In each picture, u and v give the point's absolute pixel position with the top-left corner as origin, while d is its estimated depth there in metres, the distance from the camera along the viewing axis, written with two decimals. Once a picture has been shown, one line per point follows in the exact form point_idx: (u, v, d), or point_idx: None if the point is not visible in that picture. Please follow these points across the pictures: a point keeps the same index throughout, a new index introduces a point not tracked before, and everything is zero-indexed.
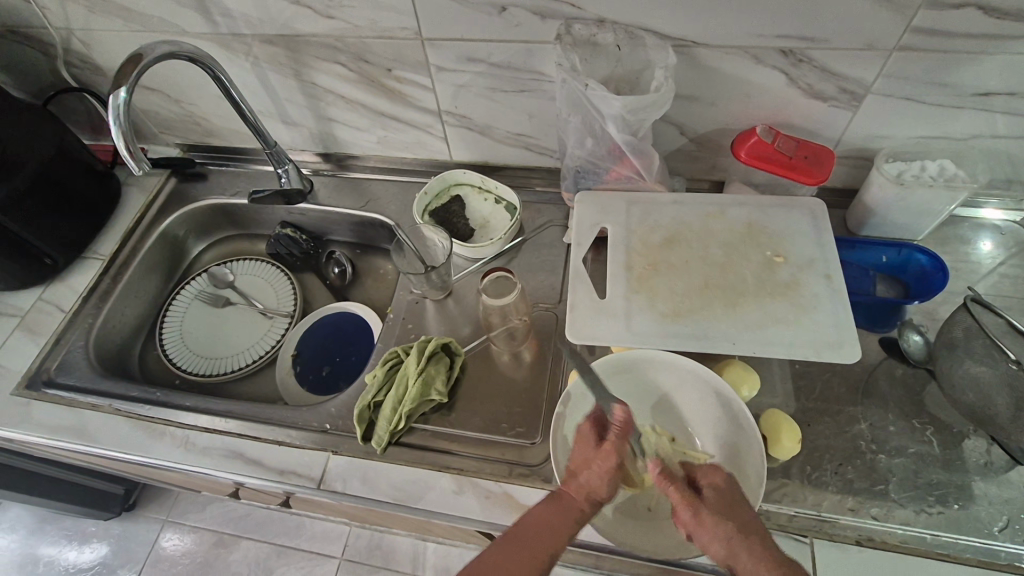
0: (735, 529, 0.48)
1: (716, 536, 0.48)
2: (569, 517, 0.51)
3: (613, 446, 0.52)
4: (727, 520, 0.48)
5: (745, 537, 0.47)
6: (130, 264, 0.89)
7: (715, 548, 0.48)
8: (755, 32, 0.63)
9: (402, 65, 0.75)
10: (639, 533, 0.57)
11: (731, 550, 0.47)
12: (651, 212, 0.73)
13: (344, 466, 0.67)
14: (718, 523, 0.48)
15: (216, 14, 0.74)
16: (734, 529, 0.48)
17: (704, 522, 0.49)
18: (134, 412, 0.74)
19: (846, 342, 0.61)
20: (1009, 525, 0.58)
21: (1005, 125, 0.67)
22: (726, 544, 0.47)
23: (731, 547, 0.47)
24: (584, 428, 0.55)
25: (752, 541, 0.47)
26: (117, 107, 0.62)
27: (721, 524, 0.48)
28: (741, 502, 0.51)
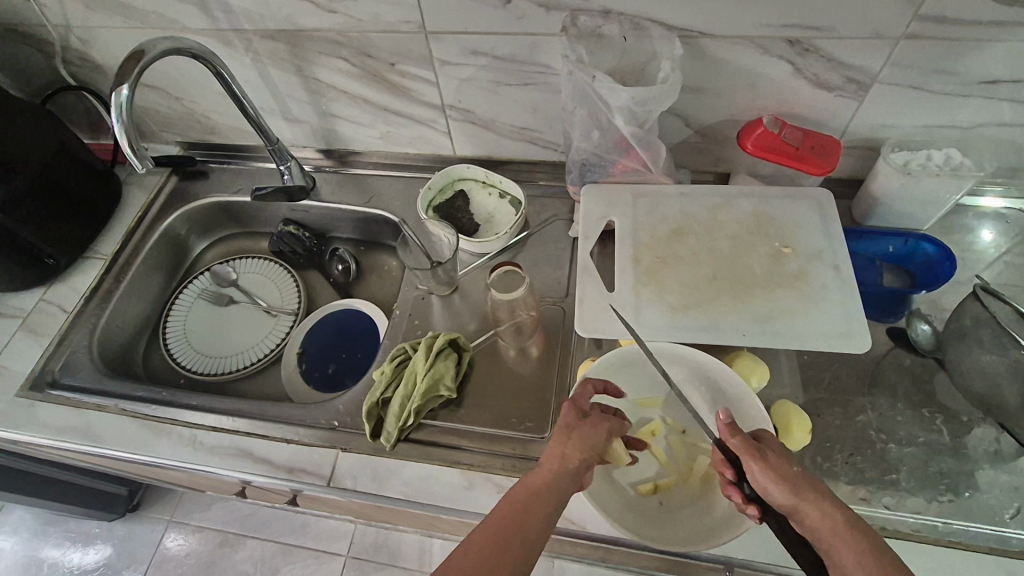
0: (801, 475, 0.49)
1: (783, 480, 0.48)
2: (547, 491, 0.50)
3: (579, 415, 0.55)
4: (792, 465, 0.49)
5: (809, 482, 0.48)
6: (132, 263, 0.88)
7: (779, 491, 0.48)
8: (762, 21, 0.63)
9: (405, 60, 0.75)
10: (659, 528, 0.57)
11: (800, 492, 0.47)
12: (658, 204, 0.73)
13: (353, 463, 0.67)
14: (786, 467, 0.49)
15: (217, 9, 0.73)
16: (800, 474, 0.49)
17: (769, 466, 0.49)
18: (140, 412, 0.73)
19: (856, 332, 0.61)
20: (1019, 512, 0.58)
21: (1012, 113, 0.67)
22: (792, 488, 0.48)
23: (798, 490, 0.47)
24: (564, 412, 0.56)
25: (817, 487, 0.48)
26: (120, 105, 0.62)
27: (788, 470, 0.49)
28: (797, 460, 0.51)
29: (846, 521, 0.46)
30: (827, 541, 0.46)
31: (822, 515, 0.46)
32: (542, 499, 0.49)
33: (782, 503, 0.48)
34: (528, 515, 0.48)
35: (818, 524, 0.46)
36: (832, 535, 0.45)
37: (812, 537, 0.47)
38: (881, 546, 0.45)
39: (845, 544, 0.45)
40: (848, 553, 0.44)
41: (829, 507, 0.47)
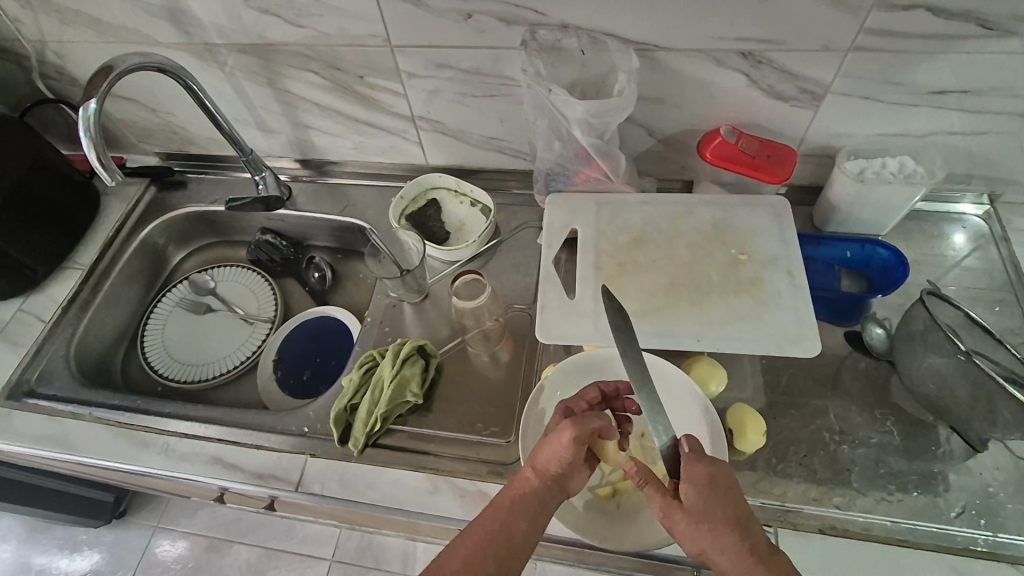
0: (717, 525, 0.49)
1: (696, 536, 0.50)
2: (524, 499, 0.53)
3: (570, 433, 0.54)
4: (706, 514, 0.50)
5: (727, 532, 0.49)
6: (110, 273, 0.90)
7: (692, 543, 0.50)
8: (716, 34, 0.65)
9: (373, 72, 0.77)
10: (617, 531, 0.59)
11: (715, 545, 0.49)
12: (620, 212, 0.75)
13: (322, 469, 0.68)
14: (698, 524, 0.50)
15: (188, 24, 0.75)
16: (718, 527, 0.49)
17: (683, 521, 0.50)
18: (115, 419, 0.74)
19: (806, 336, 0.63)
20: (965, 510, 0.60)
21: (962, 122, 0.69)
22: (700, 539, 0.49)
23: (712, 541, 0.49)
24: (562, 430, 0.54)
25: (735, 538, 0.49)
26: (87, 118, 0.63)
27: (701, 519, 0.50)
28: (720, 499, 0.50)
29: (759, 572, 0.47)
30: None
31: (738, 561, 0.48)
32: (522, 507, 0.52)
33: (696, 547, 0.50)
34: (508, 527, 0.51)
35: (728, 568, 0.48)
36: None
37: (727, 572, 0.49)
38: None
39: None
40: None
41: (741, 559, 0.48)
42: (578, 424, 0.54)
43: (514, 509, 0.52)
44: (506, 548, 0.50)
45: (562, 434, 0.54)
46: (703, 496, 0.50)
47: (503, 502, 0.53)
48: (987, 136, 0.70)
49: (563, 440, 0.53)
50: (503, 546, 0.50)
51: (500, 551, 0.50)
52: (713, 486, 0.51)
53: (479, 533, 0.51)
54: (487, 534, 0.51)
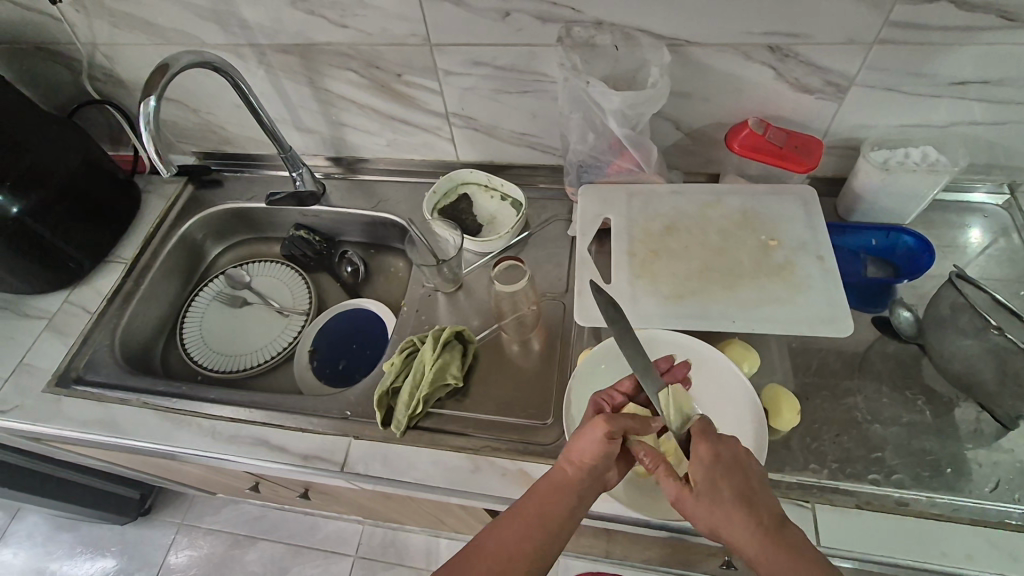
0: (723, 502, 0.51)
1: (707, 515, 0.52)
2: (563, 490, 0.54)
3: (602, 428, 0.54)
4: (714, 496, 0.52)
5: (737, 511, 0.51)
6: (151, 266, 0.93)
7: (705, 523, 0.52)
8: (744, 29, 0.67)
9: (411, 70, 0.80)
10: (640, 497, 0.61)
11: (723, 524, 0.51)
12: (651, 202, 0.77)
13: (365, 450, 0.70)
14: (708, 502, 0.52)
15: (234, 25, 0.78)
16: (728, 504, 0.51)
17: (694, 501, 0.52)
18: (161, 405, 0.76)
19: (838, 317, 0.64)
20: (998, 485, 0.61)
21: (982, 112, 0.71)
22: (710, 519, 0.52)
23: (722, 518, 0.51)
24: (595, 425, 0.55)
25: (744, 517, 0.51)
26: (148, 113, 0.66)
27: (708, 499, 0.52)
28: (727, 475, 0.53)
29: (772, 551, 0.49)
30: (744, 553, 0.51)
31: (750, 541, 0.50)
32: (561, 496, 0.53)
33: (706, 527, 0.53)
34: (548, 513, 0.53)
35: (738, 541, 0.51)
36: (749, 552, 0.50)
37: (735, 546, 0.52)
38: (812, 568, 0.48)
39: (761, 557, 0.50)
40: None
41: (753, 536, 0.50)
42: (613, 424, 0.54)
43: (554, 497, 0.53)
44: (547, 536, 0.52)
45: (594, 431, 0.54)
46: (709, 476, 0.52)
47: (543, 491, 0.54)
48: (1008, 126, 0.72)
49: (595, 437, 0.54)
50: (543, 535, 0.52)
51: (539, 541, 0.52)
52: (717, 464, 0.53)
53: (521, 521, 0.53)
54: (523, 524, 0.52)
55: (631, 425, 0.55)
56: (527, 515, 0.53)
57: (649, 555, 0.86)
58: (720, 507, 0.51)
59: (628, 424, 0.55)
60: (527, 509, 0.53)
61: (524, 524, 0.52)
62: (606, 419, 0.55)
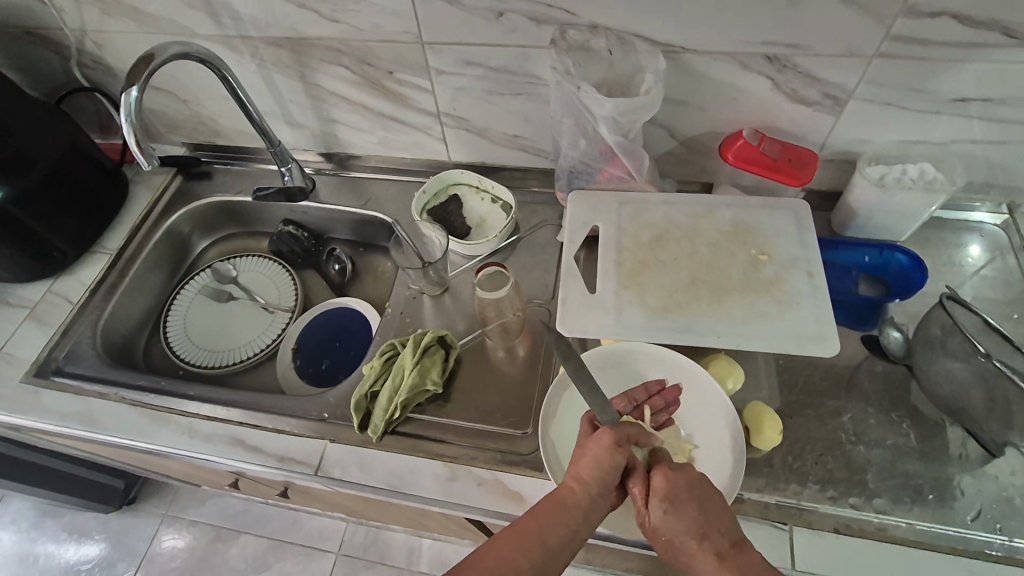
0: (679, 531, 0.51)
1: (666, 545, 0.52)
2: (567, 509, 0.52)
3: (608, 435, 0.55)
4: (672, 526, 0.51)
5: (693, 540, 0.50)
6: (137, 257, 0.92)
7: (667, 552, 0.53)
8: (742, 38, 0.66)
9: (403, 68, 0.78)
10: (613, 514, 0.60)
11: (682, 551, 0.51)
12: (642, 211, 0.76)
13: (341, 453, 0.69)
14: (665, 532, 0.52)
15: (225, 17, 0.77)
16: (683, 533, 0.51)
17: (652, 531, 0.53)
18: (139, 400, 0.76)
19: (826, 336, 0.63)
20: (980, 514, 0.60)
21: (982, 131, 0.70)
22: (670, 547, 0.52)
23: (680, 548, 0.51)
24: (602, 434, 0.55)
25: (698, 550, 0.50)
26: (129, 106, 0.65)
27: (667, 528, 0.52)
28: (685, 505, 0.52)
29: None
30: None
31: (709, 569, 0.49)
32: (563, 514, 0.52)
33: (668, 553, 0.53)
34: (547, 529, 0.51)
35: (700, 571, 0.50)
36: None
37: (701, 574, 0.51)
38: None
39: None
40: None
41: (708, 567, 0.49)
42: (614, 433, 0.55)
43: (557, 514, 0.52)
44: (547, 555, 0.51)
45: (600, 440, 0.55)
46: (666, 506, 0.52)
47: (548, 509, 0.53)
48: (1007, 145, 0.71)
49: (602, 447, 0.54)
50: (543, 552, 0.51)
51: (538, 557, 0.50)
52: (674, 497, 0.53)
53: (520, 535, 0.51)
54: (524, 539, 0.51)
55: (634, 432, 0.56)
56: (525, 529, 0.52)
57: (627, 567, 0.85)
58: (677, 536, 0.51)
59: (633, 431, 0.56)
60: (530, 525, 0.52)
61: (524, 540, 0.51)
62: (611, 427, 0.56)
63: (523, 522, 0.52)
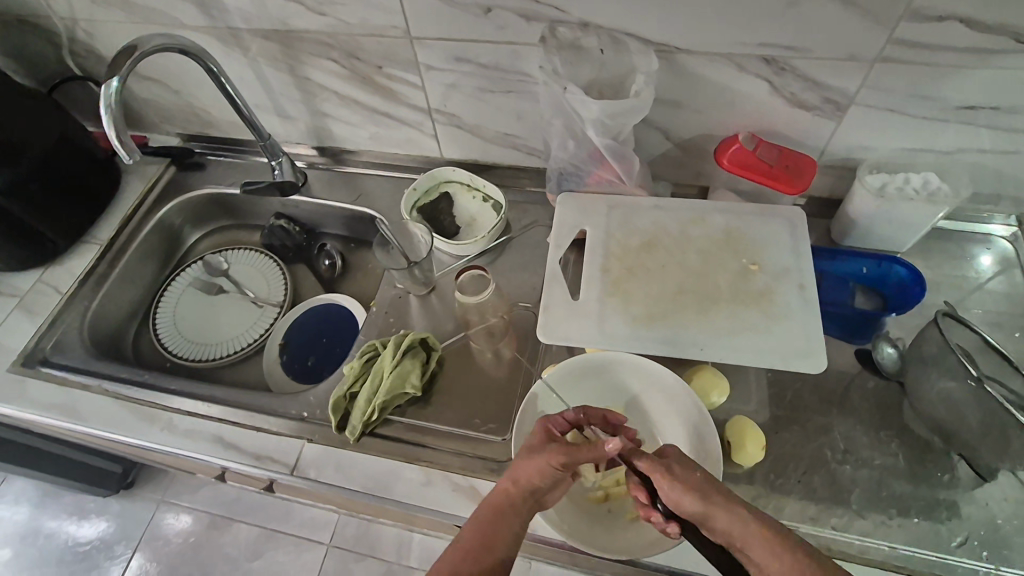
0: (705, 478, 0.50)
1: (693, 488, 0.50)
2: (505, 510, 0.52)
3: (558, 451, 0.52)
4: (696, 471, 0.51)
5: (719, 486, 0.50)
6: (128, 248, 0.92)
7: (692, 502, 0.49)
8: (738, 39, 0.63)
9: (393, 63, 0.77)
10: (591, 530, 0.59)
11: (713, 497, 0.49)
12: (631, 215, 0.74)
13: (317, 453, 0.69)
14: (691, 475, 0.51)
15: (213, 8, 0.76)
16: (710, 480, 0.50)
17: (676, 480, 0.51)
18: (122, 393, 0.76)
19: (813, 352, 0.61)
20: (968, 541, 0.58)
21: (991, 140, 0.67)
22: (702, 496, 0.49)
23: (710, 495, 0.49)
24: (552, 450, 0.53)
25: (723, 490, 0.50)
26: (109, 96, 0.64)
27: (693, 477, 0.51)
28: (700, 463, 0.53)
29: (754, 520, 0.47)
30: (745, 538, 0.47)
31: (741, 513, 0.48)
32: (505, 520, 0.52)
33: (697, 512, 0.49)
34: (497, 535, 0.51)
35: (735, 523, 0.48)
36: (749, 532, 0.47)
37: (735, 537, 0.48)
38: (797, 547, 0.46)
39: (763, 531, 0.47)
40: (769, 561, 0.46)
41: (735, 508, 0.48)
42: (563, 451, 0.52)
43: (499, 521, 0.52)
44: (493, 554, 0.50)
45: (551, 456, 0.52)
46: (684, 460, 0.52)
47: (485, 512, 0.53)
48: (1017, 155, 0.68)
49: (548, 461, 0.52)
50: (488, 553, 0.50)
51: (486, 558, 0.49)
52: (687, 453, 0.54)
53: (472, 545, 0.50)
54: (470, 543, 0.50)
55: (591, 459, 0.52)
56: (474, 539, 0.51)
57: None
58: (704, 483, 0.50)
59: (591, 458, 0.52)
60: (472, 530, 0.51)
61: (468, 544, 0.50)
62: (563, 449, 0.52)
63: (467, 534, 0.51)
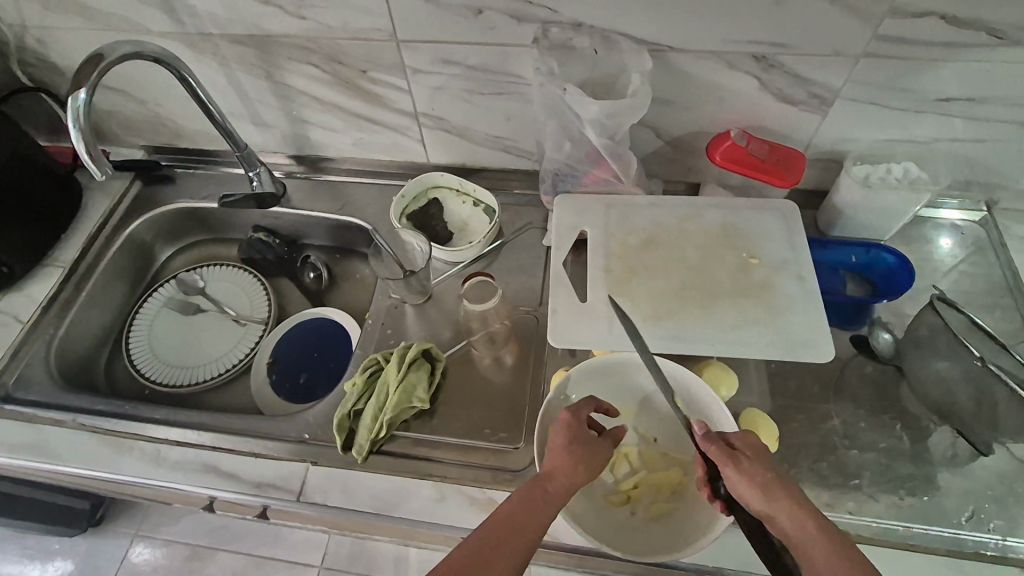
0: (777, 480, 0.50)
1: (761, 486, 0.50)
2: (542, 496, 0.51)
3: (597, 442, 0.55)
4: (769, 470, 0.51)
5: (787, 488, 0.50)
6: (93, 271, 0.86)
7: (755, 498, 0.50)
8: (729, 37, 0.64)
9: (377, 67, 0.74)
10: (621, 535, 0.58)
11: (779, 499, 0.49)
12: (629, 214, 0.74)
13: (322, 477, 0.66)
14: (761, 472, 0.50)
15: (181, 13, 0.71)
16: (780, 482, 0.50)
17: (746, 474, 0.50)
18: (100, 426, 0.71)
19: (819, 341, 0.63)
20: (973, 514, 0.60)
21: (965, 130, 0.70)
22: (768, 495, 0.49)
23: (777, 497, 0.49)
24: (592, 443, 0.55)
25: (792, 493, 0.49)
26: (76, 109, 0.60)
27: (764, 474, 0.50)
28: (774, 462, 0.52)
29: (818, 530, 0.47)
30: (800, 545, 0.47)
31: (801, 520, 0.48)
32: (540, 505, 0.51)
33: (759, 507, 0.50)
34: (530, 517, 0.50)
35: (793, 527, 0.48)
36: (805, 538, 0.47)
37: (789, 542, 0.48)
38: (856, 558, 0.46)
39: (819, 540, 0.47)
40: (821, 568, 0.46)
41: (801, 514, 0.48)
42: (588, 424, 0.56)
43: (535, 504, 0.51)
44: (522, 536, 0.49)
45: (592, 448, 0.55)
46: (757, 457, 0.52)
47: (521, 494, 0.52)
48: (989, 143, 0.71)
49: (590, 453, 0.54)
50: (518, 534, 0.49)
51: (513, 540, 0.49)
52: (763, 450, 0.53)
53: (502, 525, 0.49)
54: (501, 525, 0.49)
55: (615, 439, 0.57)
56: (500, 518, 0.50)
57: None
58: (774, 484, 0.50)
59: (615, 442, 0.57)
60: (504, 510, 0.51)
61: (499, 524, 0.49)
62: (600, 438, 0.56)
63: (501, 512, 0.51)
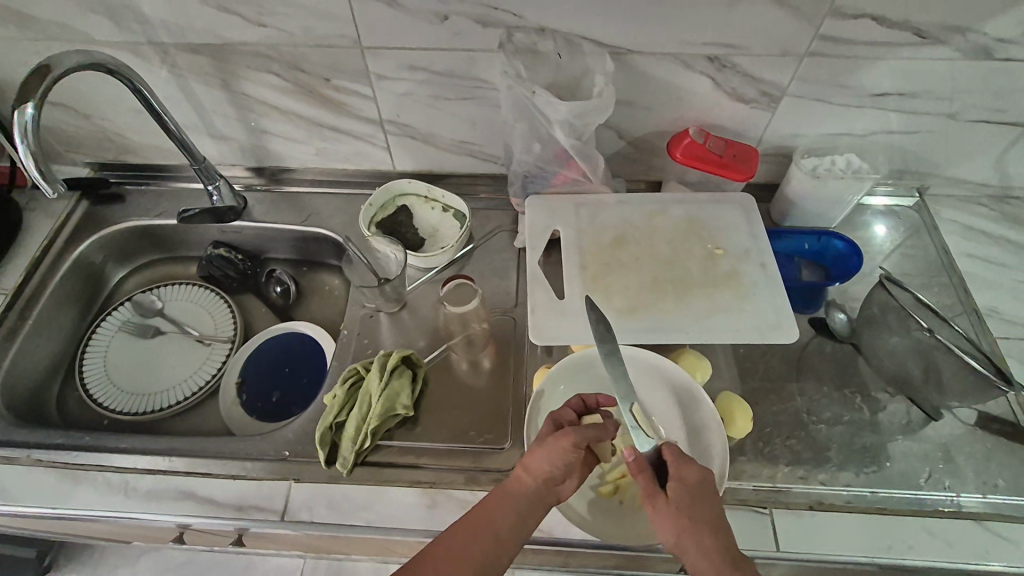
0: (696, 524, 0.49)
1: (674, 528, 0.49)
2: (513, 496, 0.52)
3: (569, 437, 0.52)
4: (689, 514, 0.49)
5: (703, 533, 0.49)
6: (39, 297, 0.80)
7: (666, 535, 0.50)
8: (685, 39, 0.67)
9: (341, 74, 0.73)
10: (612, 525, 0.59)
11: (689, 543, 0.48)
12: (599, 213, 0.76)
13: (307, 493, 0.64)
14: (677, 516, 0.49)
15: (131, 22, 0.69)
16: (697, 526, 0.49)
17: (664, 515, 0.50)
18: (57, 460, 0.66)
19: (783, 323, 0.66)
20: (931, 475, 0.65)
21: (899, 122, 0.76)
22: (680, 537, 0.49)
23: (687, 542, 0.49)
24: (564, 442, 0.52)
25: (708, 534, 0.49)
26: (24, 124, 0.56)
27: (681, 518, 0.49)
28: (705, 499, 0.50)
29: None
30: None
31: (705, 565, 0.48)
32: (511, 502, 0.52)
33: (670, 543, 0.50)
34: (501, 517, 0.51)
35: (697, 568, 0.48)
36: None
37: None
38: None
39: None
40: None
41: (708, 558, 0.48)
42: (578, 435, 0.53)
43: (506, 503, 0.52)
44: (493, 537, 0.50)
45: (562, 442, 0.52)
46: (682, 497, 0.50)
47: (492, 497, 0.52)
48: (919, 134, 0.77)
49: (563, 449, 0.52)
50: (490, 538, 0.50)
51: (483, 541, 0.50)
52: (694, 481, 0.51)
53: (473, 529, 0.50)
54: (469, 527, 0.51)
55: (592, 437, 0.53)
56: (470, 523, 0.51)
57: None
58: (689, 528, 0.49)
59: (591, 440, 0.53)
60: (475, 513, 0.52)
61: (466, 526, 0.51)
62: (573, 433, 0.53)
63: (471, 515, 0.52)
